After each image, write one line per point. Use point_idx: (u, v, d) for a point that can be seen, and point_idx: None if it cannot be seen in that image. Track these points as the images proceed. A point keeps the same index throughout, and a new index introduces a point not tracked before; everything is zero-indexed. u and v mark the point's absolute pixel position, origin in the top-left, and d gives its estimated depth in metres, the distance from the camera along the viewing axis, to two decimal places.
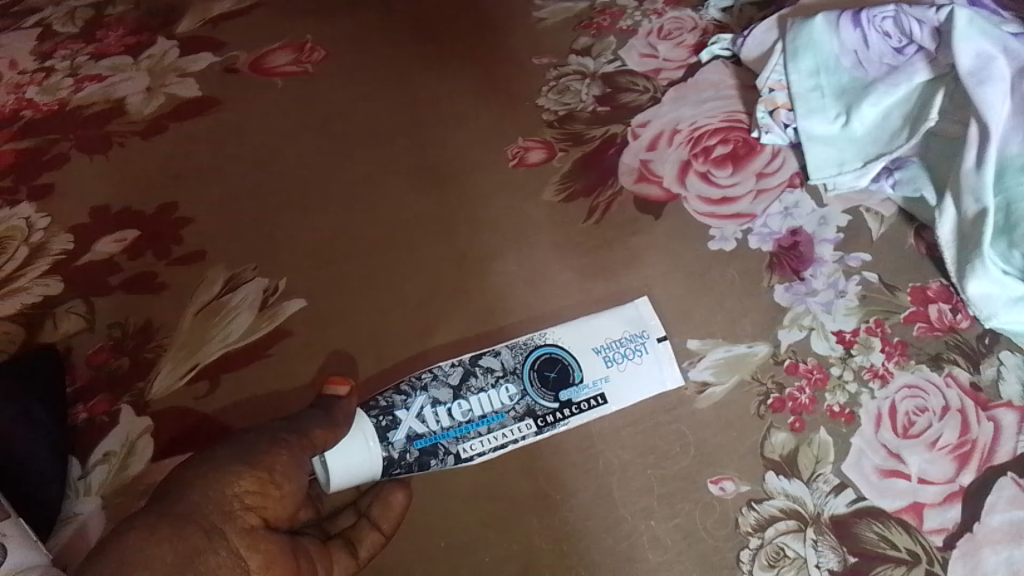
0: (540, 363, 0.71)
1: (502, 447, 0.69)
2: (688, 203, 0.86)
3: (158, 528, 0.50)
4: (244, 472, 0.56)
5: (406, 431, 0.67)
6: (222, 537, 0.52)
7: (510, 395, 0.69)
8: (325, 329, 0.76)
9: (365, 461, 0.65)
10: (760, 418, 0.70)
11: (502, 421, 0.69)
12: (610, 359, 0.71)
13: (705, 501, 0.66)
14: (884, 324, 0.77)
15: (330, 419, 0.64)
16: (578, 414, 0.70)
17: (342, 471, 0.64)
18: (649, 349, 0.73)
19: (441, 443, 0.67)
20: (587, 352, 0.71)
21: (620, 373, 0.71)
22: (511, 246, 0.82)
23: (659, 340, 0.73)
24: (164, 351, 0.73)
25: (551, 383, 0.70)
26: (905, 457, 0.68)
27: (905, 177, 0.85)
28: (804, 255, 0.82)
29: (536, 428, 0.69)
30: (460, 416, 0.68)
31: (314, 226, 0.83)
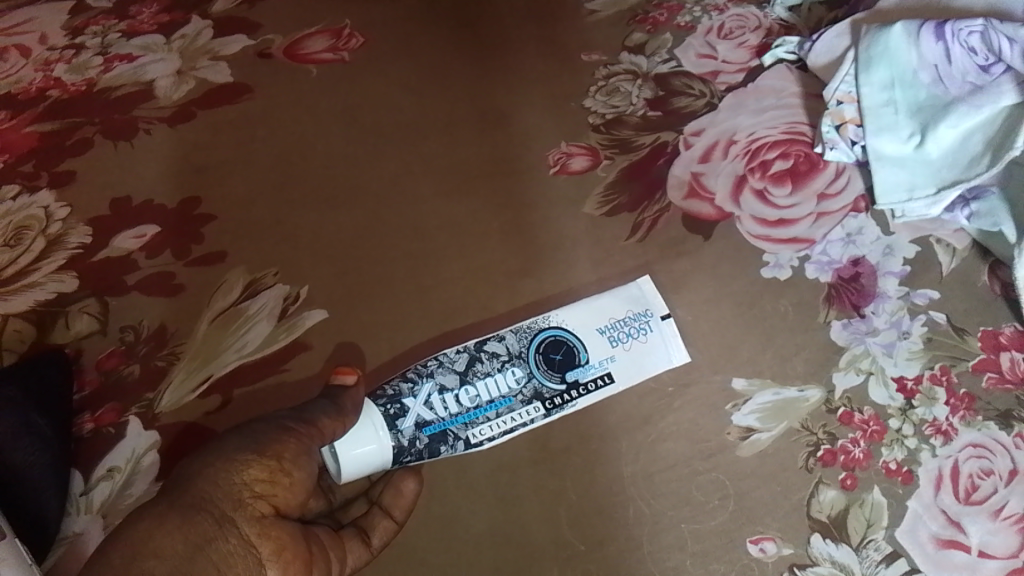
0: (546, 351, 0.67)
1: (512, 431, 0.65)
2: (741, 223, 0.79)
3: (168, 517, 0.46)
4: (252, 459, 0.51)
5: (413, 418, 0.64)
6: (233, 524, 0.47)
7: (515, 380, 0.66)
8: (344, 343, 0.71)
9: (376, 450, 0.61)
10: (808, 472, 0.65)
11: (510, 405, 0.65)
12: (615, 338, 0.69)
13: (743, 563, 0.61)
14: (951, 372, 0.70)
15: (339, 408, 0.60)
16: (585, 395, 0.67)
17: (352, 461, 0.61)
18: (654, 327, 0.70)
19: (451, 430, 0.64)
20: (591, 334, 0.69)
21: (628, 354, 0.68)
22: (547, 261, 0.77)
23: (664, 317, 0.70)
24: (176, 360, 0.70)
25: (558, 368, 0.67)
26: (966, 526, 0.62)
27: (986, 208, 0.77)
28: (865, 289, 0.75)
29: (545, 411, 0.66)
30: (467, 401, 0.65)
31: (340, 228, 0.78)
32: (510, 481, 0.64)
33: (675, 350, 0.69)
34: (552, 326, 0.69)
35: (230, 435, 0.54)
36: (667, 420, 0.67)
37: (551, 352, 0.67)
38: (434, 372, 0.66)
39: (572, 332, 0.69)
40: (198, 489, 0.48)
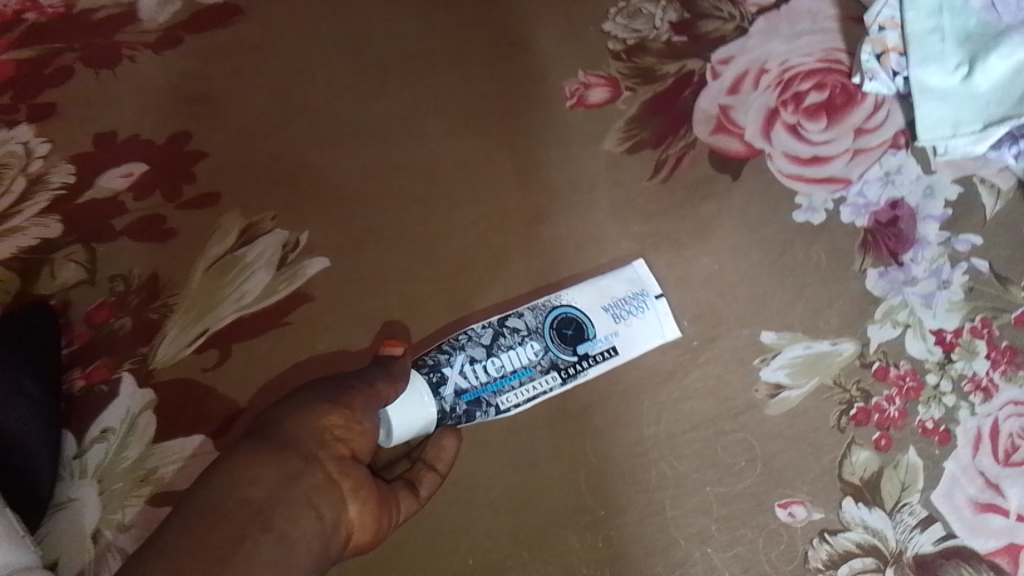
0: (564, 322, 0.61)
1: (534, 399, 0.60)
2: (772, 161, 0.74)
3: (261, 452, 0.46)
4: (328, 407, 0.51)
5: (452, 385, 0.58)
6: (318, 462, 0.48)
7: (535, 351, 0.60)
8: (349, 295, 0.67)
9: (426, 414, 0.57)
10: (840, 432, 0.62)
11: (530, 375, 0.60)
12: (618, 314, 0.62)
13: (771, 528, 0.58)
14: (992, 324, 0.66)
15: (390, 372, 0.56)
16: (596, 365, 0.61)
17: (403, 425, 0.56)
18: (650, 305, 0.63)
19: (484, 398, 0.59)
20: (597, 311, 0.62)
21: (631, 329, 0.62)
22: (564, 203, 0.72)
23: (659, 297, 0.63)
24: (170, 312, 0.65)
25: (574, 339, 0.61)
26: (1004, 489, 0.59)
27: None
28: (904, 234, 0.71)
29: (562, 379, 0.60)
30: (496, 371, 0.59)
31: (342, 167, 0.73)
32: (527, 444, 0.61)
33: (668, 324, 0.63)
34: (567, 299, 0.62)
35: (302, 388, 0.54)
36: (692, 376, 0.64)
37: (565, 320, 0.61)
38: (469, 338, 0.60)
39: (583, 305, 0.62)
40: (287, 428, 0.49)
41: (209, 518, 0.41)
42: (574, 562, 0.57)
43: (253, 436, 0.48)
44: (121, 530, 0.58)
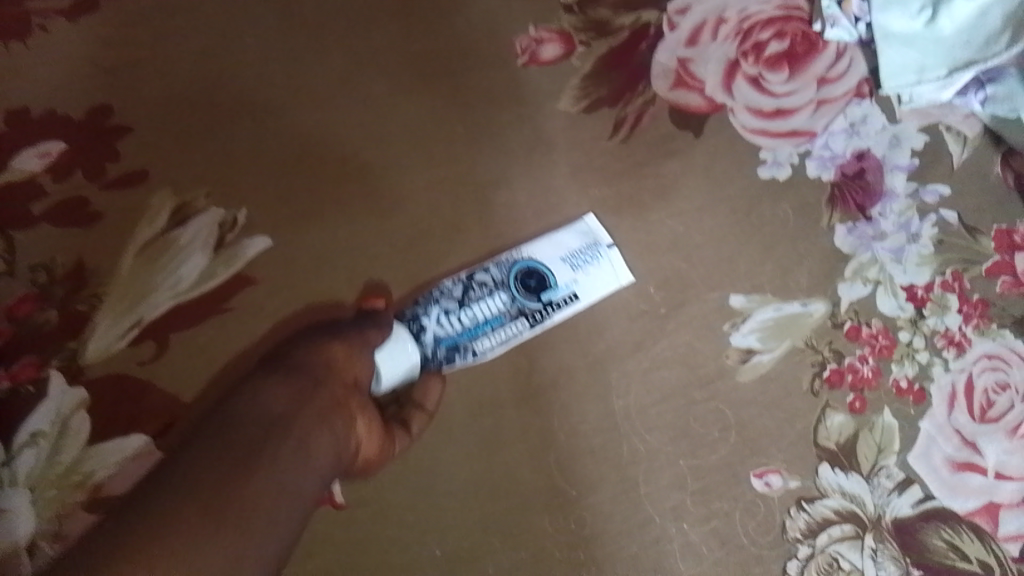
0: (529, 270, 0.60)
1: (509, 343, 0.59)
2: (735, 115, 0.71)
3: (274, 375, 0.49)
4: (331, 343, 0.53)
5: (430, 331, 0.58)
6: (326, 386, 0.50)
7: (503, 298, 0.59)
8: (295, 276, 0.63)
9: (410, 356, 0.57)
10: (814, 396, 0.60)
11: (501, 320, 0.58)
12: (575, 263, 0.61)
13: (748, 499, 0.56)
14: (963, 277, 0.65)
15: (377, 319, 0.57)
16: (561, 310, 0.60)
17: (391, 368, 0.56)
18: (603, 254, 0.62)
19: (460, 342, 0.58)
20: (556, 261, 0.60)
21: (589, 277, 0.61)
22: (520, 168, 0.68)
23: (609, 247, 0.62)
24: (99, 302, 0.60)
25: (539, 287, 0.59)
26: (981, 447, 0.58)
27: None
28: (872, 187, 0.68)
29: (531, 323, 0.59)
30: (468, 319, 0.58)
31: (281, 137, 0.68)
32: (493, 427, 0.58)
33: (622, 269, 0.62)
34: (529, 250, 0.60)
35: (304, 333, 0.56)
36: (660, 345, 0.61)
37: (529, 269, 0.60)
38: (442, 289, 0.59)
39: (542, 257, 0.60)
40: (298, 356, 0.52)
41: (232, 428, 0.45)
42: (545, 547, 0.54)
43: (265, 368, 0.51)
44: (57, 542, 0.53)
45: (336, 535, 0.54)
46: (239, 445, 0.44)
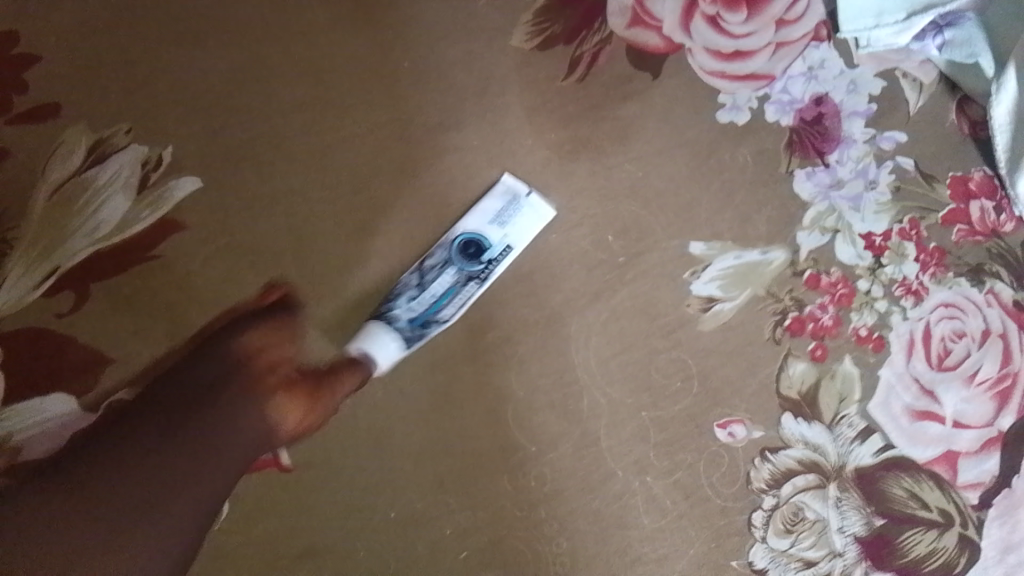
0: (467, 239, 0.58)
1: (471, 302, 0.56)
2: (692, 57, 0.67)
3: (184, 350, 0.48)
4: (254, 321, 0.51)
5: (399, 316, 0.55)
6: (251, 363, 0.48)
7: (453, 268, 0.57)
8: (228, 221, 0.58)
9: (392, 341, 0.53)
10: (776, 344, 0.58)
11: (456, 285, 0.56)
12: (500, 219, 0.59)
13: (711, 451, 0.55)
14: (920, 225, 0.64)
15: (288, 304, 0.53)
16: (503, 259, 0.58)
17: (376, 351, 0.53)
18: (523, 204, 0.59)
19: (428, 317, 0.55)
20: (483, 225, 0.58)
21: (517, 226, 0.59)
22: (471, 107, 0.64)
23: (528, 194, 0.60)
24: (9, 250, 0.55)
25: (479, 250, 0.57)
26: (939, 396, 0.58)
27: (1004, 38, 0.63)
28: (829, 133, 0.67)
29: (480, 280, 0.57)
30: (427, 296, 0.56)
31: (205, 68, 0.62)
32: (447, 382, 0.54)
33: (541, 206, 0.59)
34: (460, 223, 0.58)
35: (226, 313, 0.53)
36: (620, 295, 0.59)
37: (467, 238, 0.58)
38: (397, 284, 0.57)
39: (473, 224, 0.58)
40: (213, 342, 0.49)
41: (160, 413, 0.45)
42: (505, 505, 0.52)
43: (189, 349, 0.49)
44: None
45: (283, 498, 0.51)
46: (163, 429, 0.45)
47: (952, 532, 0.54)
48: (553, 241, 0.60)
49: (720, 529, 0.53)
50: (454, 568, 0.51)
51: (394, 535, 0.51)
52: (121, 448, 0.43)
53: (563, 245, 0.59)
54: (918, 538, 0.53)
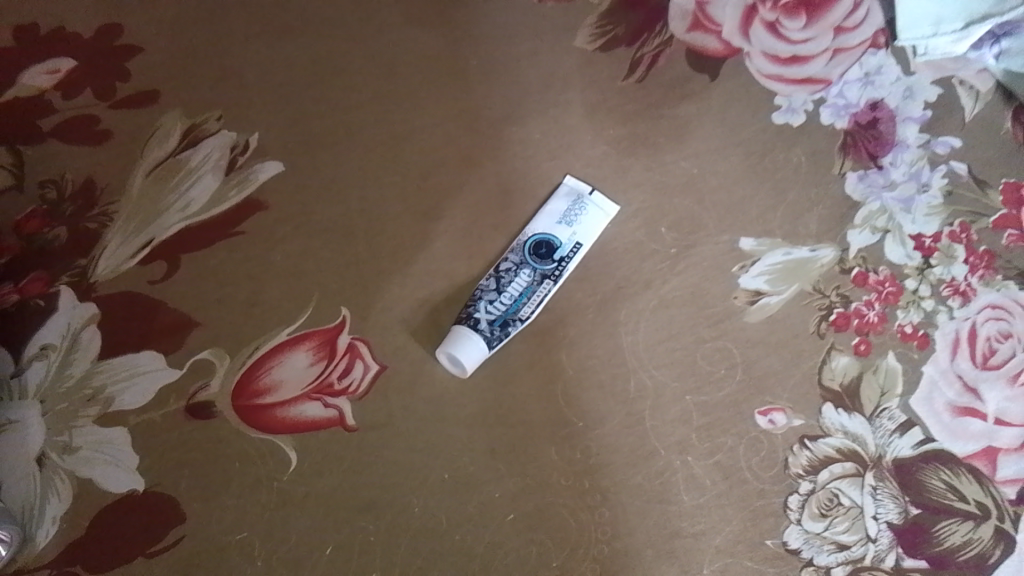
0: (537, 241, 0.61)
1: (545, 302, 0.59)
2: (751, 60, 0.70)
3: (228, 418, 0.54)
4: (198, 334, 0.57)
5: (483, 319, 0.57)
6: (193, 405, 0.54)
7: (531, 272, 0.59)
8: (303, 201, 0.62)
9: (478, 343, 0.56)
10: (820, 338, 0.60)
11: (534, 286, 0.59)
12: (569, 220, 0.62)
13: (752, 436, 0.56)
14: (971, 229, 0.65)
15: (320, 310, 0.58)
16: (575, 257, 0.61)
17: (461, 352, 0.55)
18: (586, 204, 0.62)
19: (510, 318, 0.58)
20: (553, 225, 0.61)
21: (584, 225, 0.62)
22: (534, 105, 0.67)
23: (591, 194, 0.63)
24: (109, 222, 0.60)
25: (550, 250, 0.60)
26: (982, 393, 0.59)
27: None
28: (884, 137, 0.68)
29: (556, 279, 0.60)
30: (507, 297, 0.58)
31: (291, 63, 0.67)
32: (501, 358, 0.58)
33: (606, 203, 0.63)
34: (529, 227, 0.62)
35: (261, 313, 0.58)
36: (670, 284, 0.61)
37: (537, 239, 0.61)
38: (478, 287, 0.59)
39: (545, 226, 0.61)
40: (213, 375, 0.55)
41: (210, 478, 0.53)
42: (552, 475, 0.54)
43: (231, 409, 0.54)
44: (68, 452, 0.53)
45: (344, 457, 0.54)
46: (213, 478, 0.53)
47: (988, 524, 0.55)
48: (607, 232, 0.63)
49: (759, 510, 0.54)
50: (502, 531, 0.53)
51: (443, 498, 0.53)
52: (208, 452, 0.53)
53: (616, 236, 0.63)
54: (954, 528, 0.55)
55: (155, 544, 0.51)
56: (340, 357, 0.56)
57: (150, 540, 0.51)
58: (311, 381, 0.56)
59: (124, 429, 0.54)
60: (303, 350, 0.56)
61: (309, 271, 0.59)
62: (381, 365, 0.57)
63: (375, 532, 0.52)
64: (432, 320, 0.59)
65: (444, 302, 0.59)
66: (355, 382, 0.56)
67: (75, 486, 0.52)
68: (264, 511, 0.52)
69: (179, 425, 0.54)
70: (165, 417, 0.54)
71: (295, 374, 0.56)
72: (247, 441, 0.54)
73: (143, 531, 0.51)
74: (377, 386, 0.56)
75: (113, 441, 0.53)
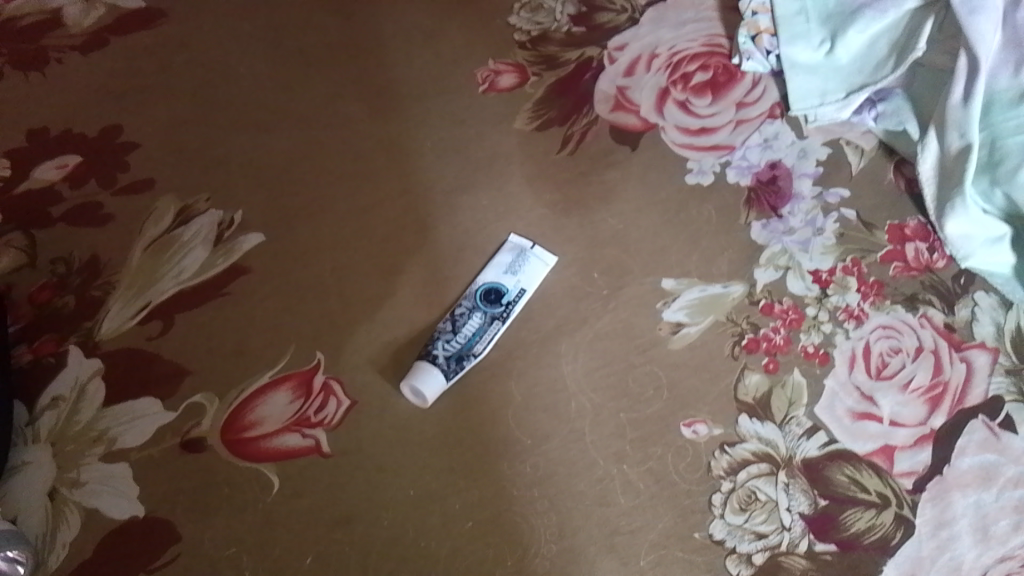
0: (487, 289, 0.70)
1: (495, 339, 0.68)
2: (665, 133, 0.81)
3: (220, 452, 0.62)
4: (191, 382, 0.65)
5: (440, 354, 0.66)
6: (186, 442, 0.62)
7: (482, 316, 0.68)
8: (282, 265, 0.72)
9: (436, 375, 0.64)
10: (734, 359, 0.69)
11: (485, 326, 0.68)
12: (514, 270, 0.71)
13: (679, 445, 0.65)
14: (861, 263, 0.74)
15: (297, 359, 0.67)
16: (520, 302, 0.70)
17: (421, 383, 0.64)
18: (529, 257, 0.72)
19: (464, 354, 0.67)
20: (500, 275, 0.71)
21: (527, 275, 0.71)
22: (481, 176, 0.78)
23: (533, 248, 0.73)
24: (112, 289, 0.69)
25: (499, 296, 0.70)
26: (878, 400, 0.67)
27: (954, 118, 0.72)
28: (782, 191, 0.78)
29: (504, 320, 0.69)
30: (461, 337, 0.67)
31: (270, 152, 0.78)
32: (458, 390, 0.66)
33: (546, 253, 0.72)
34: (480, 277, 0.71)
35: (246, 361, 0.66)
36: (602, 320, 0.70)
37: (487, 287, 0.70)
38: (436, 328, 0.68)
39: (493, 276, 0.71)
40: (205, 416, 0.63)
41: (204, 503, 0.60)
42: (505, 487, 0.62)
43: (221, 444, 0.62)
44: (76, 486, 0.60)
45: (322, 479, 0.62)
46: (206, 502, 0.60)
47: (888, 511, 0.62)
48: (547, 279, 0.72)
49: (687, 507, 0.62)
50: (462, 537, 0.61)
51: (410, 511, 0.61)
52: (202, 480, 0.61)
53: (555, 282, 0.72)
54: (859, 515, 0.62)
55: (156, 562, 0.58)
56: (316, 394, 0.65)
57: (150, 559, 0.58)
58: (290, 416, 0.64)
59: (126, 464, 0.61)
60: (283, 390, 0.65)
61: (288, 324, 0.68)
62: (353, 401, 0.65)
63: (351, 542, 0.60)
64: (397, 359, 0.67)
65: (406, 344, 0.68)
66: (329, 415, 0.64)
67: (83, 515, 0.59)
68: (251, 527, 0.60)
69: (175, 459, 0.62)
70: (162, 452, 0.62)
71: (277, 411, 0.64)
72: (236, 468, 0.61)
73: (144, 551, 0.59)
74: (349, 418, 0.64)
75: (116, 475, 0.61)
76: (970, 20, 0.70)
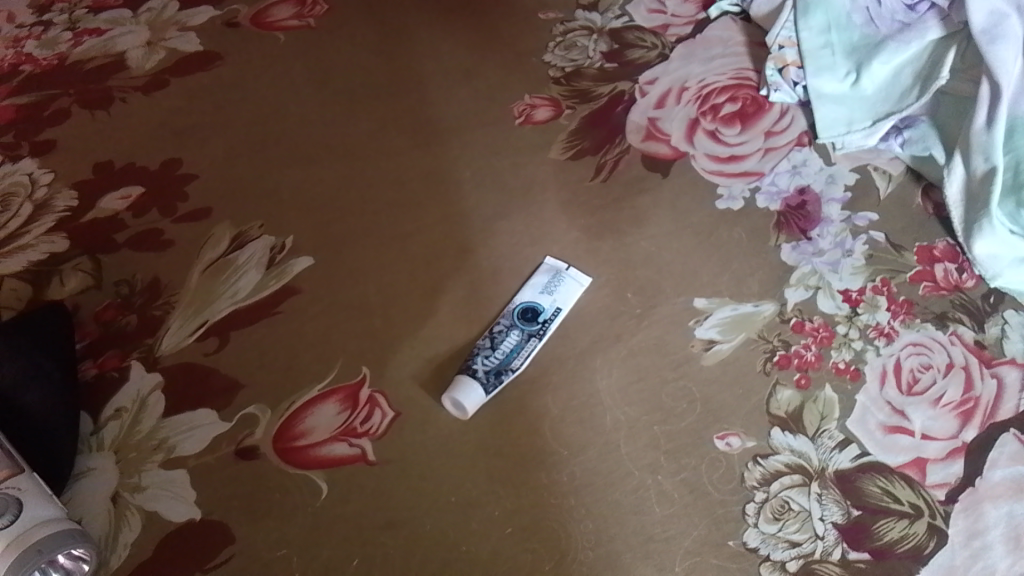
0: (524, 307, 0.73)
1: (532, 356, 0.71)
2: (695, 160, 0.84)
3: (272, 461, 0.65)
4: (244, 396, 0.68)
5: (480, 368, 0.69)
6: (239, 451, 0.66)
7: (519, 334, 0.71)
8: (330, 287, 0.75)
9: (476, 388, 0.67)
10: (766, 375, 0.70)
11: (522, 343, 0.71)
12: (550, 290, 0.74)
13: (712, 456, 0.66)
14: (891, 283, 0.75)
15: (344, 374, 0.70)
16: (556, 320, 0.73)
17: (462, 396, 0.67)
18: (564, 277, 0.75)
19: (503, 369, 0.69)
20: (537, 295, 0.74)
21: (563, 295, 0.74)
22: (517, 202, 0.82)
23: (569, 269, 0.76)
24: (172, 308, 0.73)
25: (536, 314, 0.73)
26: (909, 414, 0.68)
27: (978, 142, 0.74)
28: (811, 215, 0.80)
29: (541, 338, 0.72)
30: (499, 353, 0.70)
31: (318, 182, 0.83)
32: (497, 402, 0.69)
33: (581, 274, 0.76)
34: (517, 297, 0.74)
35: (296, 375, 0.70)
36: (636, 337, 0.73)
37: (524, 306, 0.73)
38: (476, 345, 0.71)
39: (530, 296, 0.74)
40: (257, 427, 0.67)
41: (256, 508, 0.63)
42: (543, 495, 0.65)
43: (272, 453, 0.66)
44: (137, 491, 0.64)
45: (367, 485, 0.65)
46: (259, 506, 0.64)
47: (921, 522, 0.63)
48: (582, 299, 0.75)
49: (721, 517, 0.64)
50: (501, 542, 0.63)
51: (451, 518, 0.64)
52: (256, 487, 0.64)
53: (590, 302, 0.75)
54: (891, 525, 0.63)
55: (210, 562, 0.61)
56: (362, 406, 0.68)
57: (205, 558, 0.61)
58: (338, 426, 0.67)
59: (184, 471, 0.65)
60: (331, 402, 0.68)
61: (336, 340, 0.72)
62: (397, 412, 0.68)
63: (395, 547, 0.62)
64: (439, 374, 0.70)
65: (447, 360, 0.71)
66: (375, 426, 0.67)
67: (143, 518, 0.63)
68: (301, 530, 0.63)
69: (230, 466, 0.65)
70: (218, 459, 0.65)
71: (325, 421, 0.67)
72: (286, 474, 0.65)
73: (200, 552, 0.62)
74: (394, 429, 0.67)
75: (175, 480, 0.64)
76: (992, 47, 0.73)
